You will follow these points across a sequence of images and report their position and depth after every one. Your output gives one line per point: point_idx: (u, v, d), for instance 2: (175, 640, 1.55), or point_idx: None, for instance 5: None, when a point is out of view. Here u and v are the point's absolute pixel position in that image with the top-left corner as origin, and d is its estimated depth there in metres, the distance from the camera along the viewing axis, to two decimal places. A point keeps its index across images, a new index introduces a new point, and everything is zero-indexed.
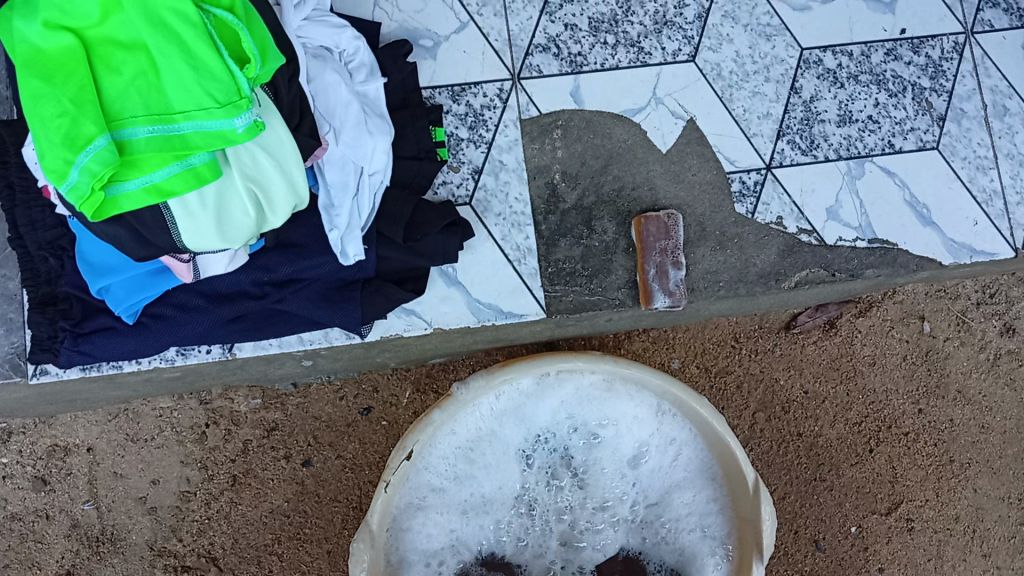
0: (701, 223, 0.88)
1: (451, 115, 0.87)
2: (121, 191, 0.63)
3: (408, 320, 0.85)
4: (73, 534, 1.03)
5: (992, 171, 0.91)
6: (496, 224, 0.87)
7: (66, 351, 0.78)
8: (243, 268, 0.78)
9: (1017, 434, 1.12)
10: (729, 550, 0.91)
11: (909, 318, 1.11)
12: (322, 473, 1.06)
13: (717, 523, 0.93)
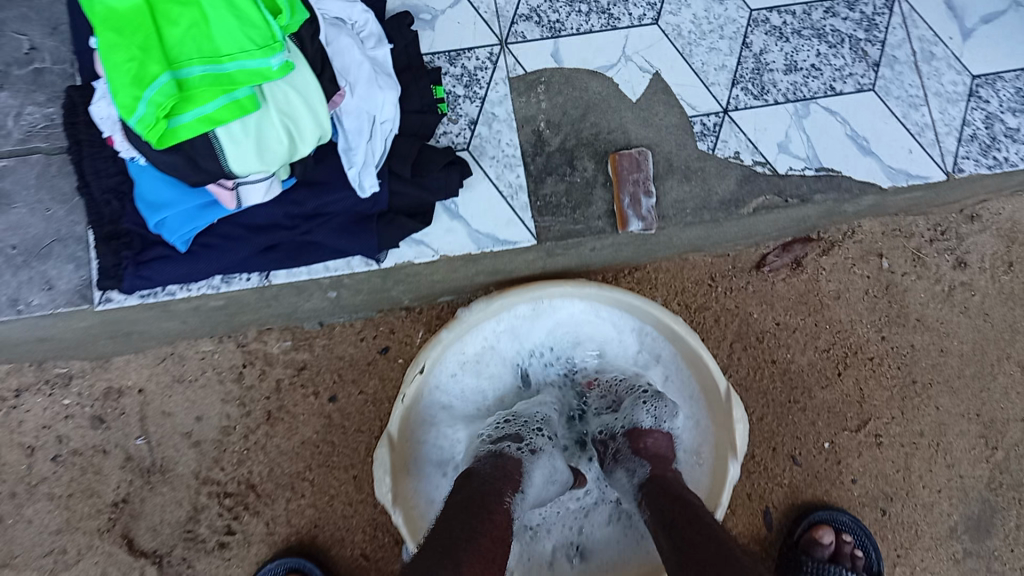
0: (668, 159, 1.01)
1: (449, 76, 1.02)
2: (179, 122, 0.77)
3: (417, 249, 0.99)
4: (128, 466, 1.16)
5: (923, 107, 1.04)
6: (491, 165, 1.01)
7: (130, 277, 0.93)
8: (277, 202, 0.92)
9: (975, 356, 1.23)
10: (706, 454, 1.04)
11: (869, 256, 1.23)
12: (347, 407, 1.18)
13: (696, 434, 1.05)
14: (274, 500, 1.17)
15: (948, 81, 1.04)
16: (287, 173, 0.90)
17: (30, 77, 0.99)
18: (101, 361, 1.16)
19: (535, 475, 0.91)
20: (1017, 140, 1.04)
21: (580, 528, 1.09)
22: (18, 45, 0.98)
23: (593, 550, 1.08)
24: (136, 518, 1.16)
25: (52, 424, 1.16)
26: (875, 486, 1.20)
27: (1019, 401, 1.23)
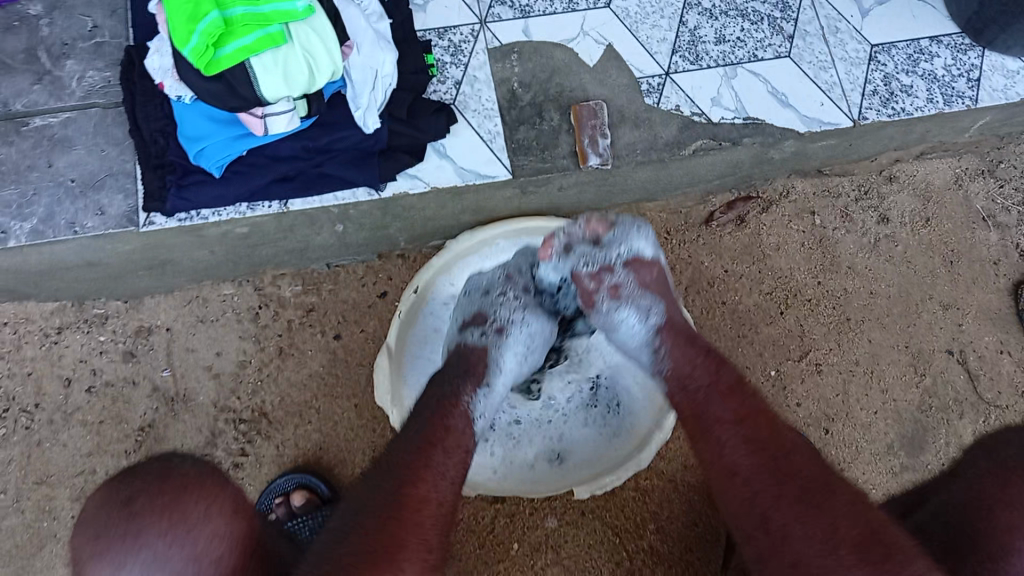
0: (621, 111, 1.22)
1: (438, 47, 1.22)
2: (222, 53, 0.99)
3: (411, 182, 1.18)
4: (155, 395, 1.30)
5: (831, 69, 1.26)
6: (473, 117, 1.20)
7: (172, 199, 1.12)
8: (295, 138, 1.13)
9: (901, 297, 1.40)
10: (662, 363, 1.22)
11: (802, 214, 1.40)
12: (349, 344, 1.33)
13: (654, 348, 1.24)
14: (285, 426, 1.30)
15: (851, 49, 1.26)
16: (305, 110, 1.08)
17: (91, 48, 1.19)
18: (134, 302, 1.32)
19: (504, 361, 0.97)
20: (911, 94, 1.26)
21: (560, 435, 1.23)
22: (81, 24, 1.20)
23: (572, 452, 1.22)
24: (161, 442, 1.30)
25: (89, 358, 1.30)
26: (818, 408, 1.36)
27: (942, 335, 1.40)
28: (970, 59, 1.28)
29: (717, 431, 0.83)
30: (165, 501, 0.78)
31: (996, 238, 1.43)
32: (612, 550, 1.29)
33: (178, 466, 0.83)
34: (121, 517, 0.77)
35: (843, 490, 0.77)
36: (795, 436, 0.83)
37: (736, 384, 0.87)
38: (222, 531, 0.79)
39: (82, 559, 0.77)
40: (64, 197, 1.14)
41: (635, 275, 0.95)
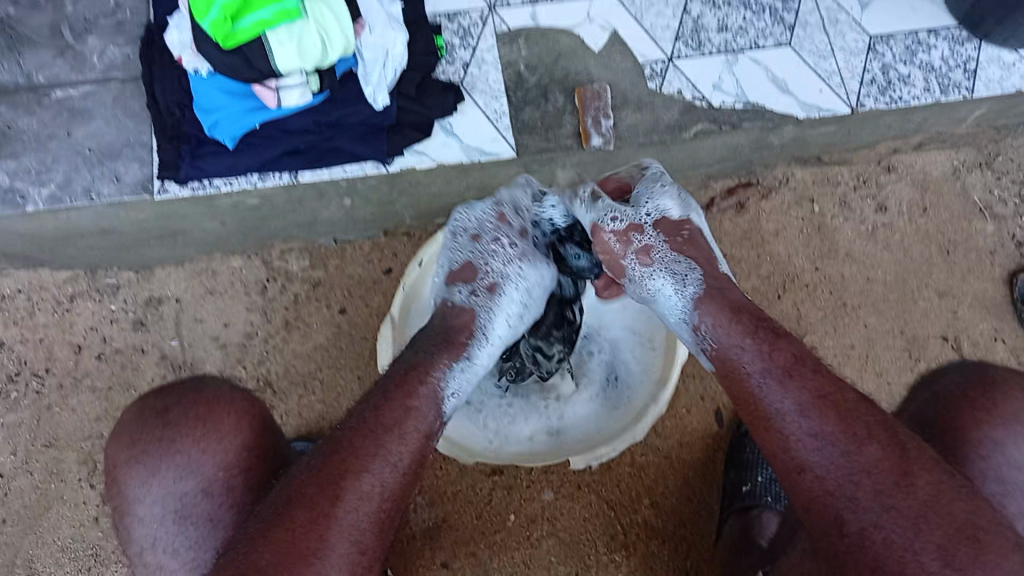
0: (624, 94, 1.25)
1: (448, 30, 1.25)
2: (239, 27, 1.03)
3: (418, 157, 1.21)
4: (163, 362, 1.33)
5: (831, 58, 1.28)
6: (480, 97, 1.23)
7: (186, 167, 1.16)
8: (307, 112, 1.15)
9: (897, 284, 1.43)
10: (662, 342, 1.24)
11: (801, 201, 1.42)
12: (355, 318, 1.35)
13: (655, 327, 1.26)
14: (289, 395, 1.34)
15: (851, 39, 1.29)
16: (317, 86, 1.11)
17: (112, 25, 1.21)
18: (145, 272, 1.34)
19: (496, 323, 0.99)
20: (909, 84, 1.29)
21: (560, 415, 1.27)
22: (104, 0, 1.22)
23: (570, 429, 1.26)
24: None
25: (100, 326, 1.33)
26: None
27: (937, 322, 1.42)
28: (967, 51, 1.30)
29: (784, 425, 0.82)
30: (197, 413, 0.92)
31: (993, 229, 1.45)
32: (607, 524, 1.31)
33: (204, 384, 0.96)
34: (157, 427, 0.91)
35: (921, 476, 0.76)
36: (870, 415, 0.81)
37: (795, 367, 0.84)
38: (242, 442, 0.92)
39: (121, 461, 0.91)
40: (81, 165, 1.18)
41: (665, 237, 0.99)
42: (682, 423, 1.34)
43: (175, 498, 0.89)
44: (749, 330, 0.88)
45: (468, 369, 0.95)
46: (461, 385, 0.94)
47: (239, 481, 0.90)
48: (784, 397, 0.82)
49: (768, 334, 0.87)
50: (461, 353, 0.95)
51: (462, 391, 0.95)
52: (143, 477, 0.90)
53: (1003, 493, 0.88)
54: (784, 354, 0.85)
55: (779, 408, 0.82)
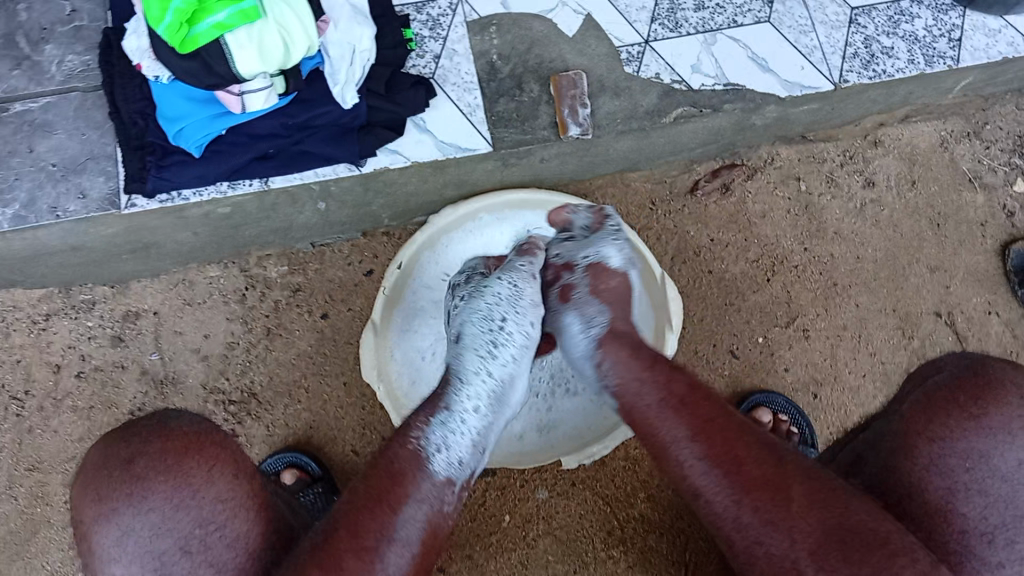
0: (600, 80, 1.21)
1: (417, 22, 1.21)
2: (197, 31, 0.97)
3: (392, 157, 1.18)
4: (144, 378, 1.31)
5: (812, 33, 1.25)
6: (453, 90, 1.20)
7: (153, 178, 1.12)
8: (273, 115, 1.12)
9: (888, 260, 1.40)
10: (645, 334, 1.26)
11: (787, 180, 1.39)
12: (337, 323, 1.32)
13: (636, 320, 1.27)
14: (274, 405, 1.31)
15: (832, 12, 1.26)
16: (282, 88, 1.08)
17: (71, 33, 1.19)
18: (120, 287, 1.32)
19: (466, 379, 0.95)
20: (892, 56, 1.25)
21: (548, 407, 1.24)
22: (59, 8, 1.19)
23: (560, 422, 1.23)
24: None
25: (77, 344, 1.30)
26: (805, 372, 1.37)
27: (930, 298, 1.40)
28: (952, 20, 1.28)
29: (676, 450, 0.81)
30: (169, 462, 0.80)
31: (983, 199, 1.42)
32: (604, 520, 1.30)
33: (176, 420, 0.84)
34: (125, 479, 0.79)
35: (797, 488, 0.77)
36: (750, 439, 0.81)
37: (686, 395, 0.85)
38: (225, 495, 0.81)
39: (88, 518, 0.79)
40: (44, 181, 1.14)
41: (589, 284, 0.97)
42: None
43: (152, 559, 0.78)
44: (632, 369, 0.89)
45: (449, 421, 0.91)
46: (446, 439, 0.89)
47: (223, 539, 0.79)
48: (671, 424, 0.83)
49: (657, 367, 0.89)
50: (439, 407, 0.92)
51: (450, 446, 0.89)
52: (116, 537, 0.78)
53: (985, 504, 0.77)
54: (670, 384, 0.86)
55: (669, 436, 0.82)
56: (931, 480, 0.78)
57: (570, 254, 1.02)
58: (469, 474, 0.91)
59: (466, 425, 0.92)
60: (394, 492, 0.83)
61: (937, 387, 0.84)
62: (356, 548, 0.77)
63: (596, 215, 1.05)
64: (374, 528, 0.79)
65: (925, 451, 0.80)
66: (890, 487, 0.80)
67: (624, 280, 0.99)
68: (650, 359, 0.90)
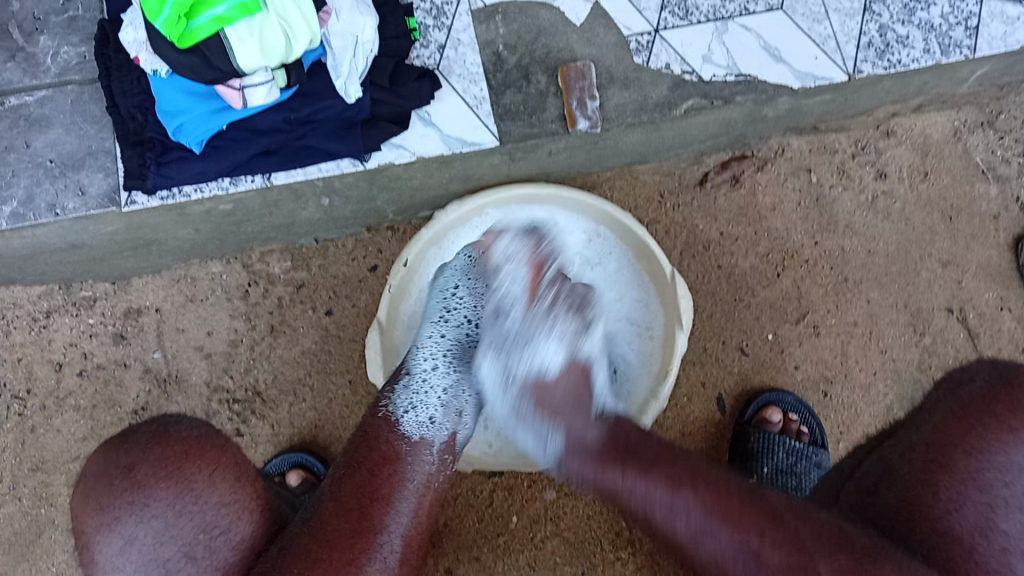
0: (609, 71, 1.19)
1: (420, 10, 1.17)
2: (196, 25, 0.96)
3: (397, 151, 1.15)
4: (147, 376, 1.29)
5: (825, 22, 1.22)
6: (458, 82, 1.17)
7: (153, 175, 1.10)
8: (276, 109, 1.09)
9: (900, 253, 1.38)
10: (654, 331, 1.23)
11: (798, 172, 1.37)
12: (341, 320, 1.30)
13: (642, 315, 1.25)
14: (279, 404, 1.29)
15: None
16: (283, 81, 1.04)
17: (64, 23, 1.15)
18: (121, 283, 1.29)
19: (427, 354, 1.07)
20: (908, 46, 1.23)
21: None
22: None
23: None
24: None
25: (79, 342, 1.29)
26: (816, 370, 1.36)
27: (942, 293, 1.38)
28: (969, 7, 1.24)
29: (698, 543, 0.78)
30: (169, 468, 0.76)
31: (997, 190, 1.40)
32: (612, 520, 1.28)
33: (176, 425, 0.81)
34: (126, 487, 0.75)
35: (823, 566, 0.72)
36: (760, 515, 0.77)
37: (679, 484, 0.80)
38: (228, 498, 0.78)
39: (89, 528, 0.75)
40: (42, 177, 1.12)
41: (534, 396, 0.97)
42: (685, 412, 1.35)
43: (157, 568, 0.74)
44: (618, 476, 0.83)
45: (410, 386, 0.99)
46: (411, 400, 0.97)
47: (228, 542, 0.77)
48: (681, 520, 0.79)
49: (637, 459, 0.83)
50: (401, 374, 1.02)
51: (417, 408, 0.96)
52: (119, 546, 0.74)
53: None
54: (663, 475, 0.81)
55: (684, 530, 0.79)
56: (970, 495, 0.75)
57: (507, 354, 1.02)
58: (447, 435, 0.97)
59: (426, 383, 1.02)
60: (373, 457, 0.87)
61: (971, 399, 0.80)
62: (341, 512, 0.80)
63: (532, 271, 1.07)
64: (354, 492, 0.83)
65: (962, 466, 0.76)
66: (925, 505, 0.76)
67: (571, 373, 0.98)
68: (640, 455, 0.84)
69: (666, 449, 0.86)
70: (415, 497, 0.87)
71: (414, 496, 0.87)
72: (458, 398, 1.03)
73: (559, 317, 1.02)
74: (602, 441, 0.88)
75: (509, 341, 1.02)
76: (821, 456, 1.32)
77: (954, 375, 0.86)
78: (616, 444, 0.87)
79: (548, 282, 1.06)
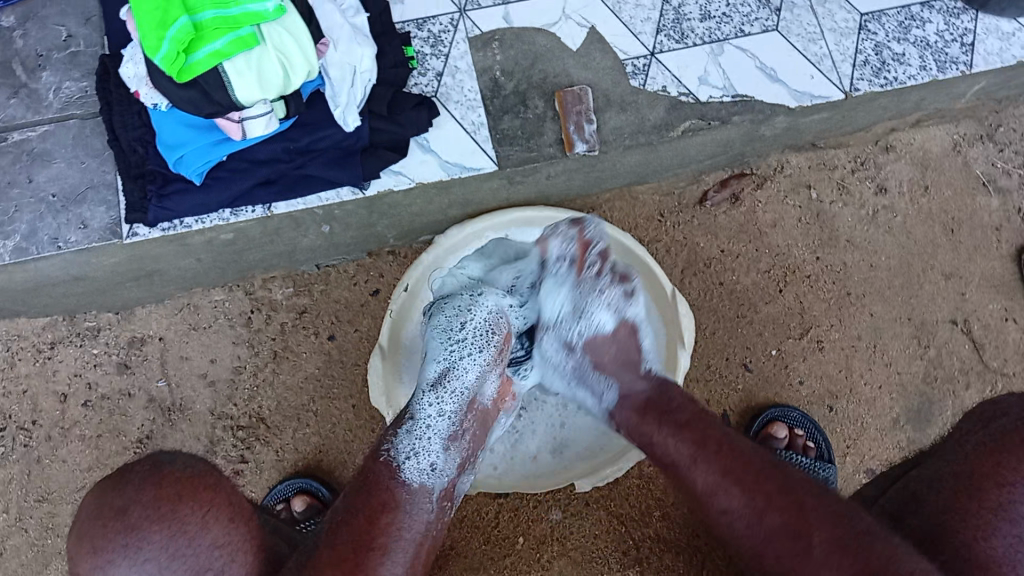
0: (606, 95, 1.19)
1: (417, 38, 1.18)
2: (195, 60, 0.96)
3: (396, 178, 1.16)
4: (151, 405, 1.29)
5: (820, 41, 1.23)
6: (456, 108, 1.18)
7: (154, 208, 1.11)
8: (276, 139, 1.10)
9: (901, 268, 1.38)
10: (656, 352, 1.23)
11: (798, 188, 1.37)
12: (344, 344, 1.30)
13: None
14: (283, 430, 1.30)
15: (841, 18, 1.23)
16: (283, 112, 1.06)
17: (66, 58, 1.16)
18: (125, 313, 1.30)
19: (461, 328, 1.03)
20: (904, 63, 1.23)
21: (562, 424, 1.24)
22: (55, 32, 1.17)
23: (573, 441, 1.23)
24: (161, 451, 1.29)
25: (83, 372, 1.29)
26: (820, 386, 1.36)
27: (945, 306, 1.38)
28: (964, 23, 1.25)
29: (711, 501, 0.83)
30: (162, 511, 0.77)
31: (998, 203, 1.40)
32: (618, 539, 1.29)
33: (170, 464, 0.80)
34: (118, 530, 0.75)
35: (819, 534, 0.74)
36: (773, 483, 0.80)
37: (701, 448, 0.85)
38: (222, 539, 0.78)
39: (83, 570, 0.75)
40: (45, 212, 1.13)
41: (590, 356, 1.01)
42: None
43: None
44: (655, 427, 0.91)
45: (415, 431, 0.96)
46: (415, 446, 0.95)
47: None
48: (699, 477, 0.84)
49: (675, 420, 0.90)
50: (404, 419, 0.98)
51: (420, 453, 0.95)
52: None
53: None
54: (691, 436, 0.87)
55: (701, 485, 0.84)
56: (1000, 525, 0.74)
57: (562, 324, 1.03)
58: (446, 482, 0.96)
59: (432, 428, 0.97)
60: (370, 504, 0.87)
61: (1004, 433, 0.79)
62: (335, 561, 0.79)
63: (580, 246, 1.03)
64: (350, 540, 0.82)
65: (994, 496, 0.76)
66: (952, 530, 0.76)
67: (623, 334, 1.01)
68: (675, 415, 0.91)
69: (706, 417, 0.90)
70: (411, 546, 0.87)
71: (411, 544, 0.87)
72: (467, 430, 1.01)
73: (607, 281, 1.02)
74: (642, 395, 0.96)
75: (568, 316, 1.03)
76: (829, 470, 1.31)
77: (985, 406, 0.84)
78: (656, 402, 0.94)
79: (600, 254, 1.03)
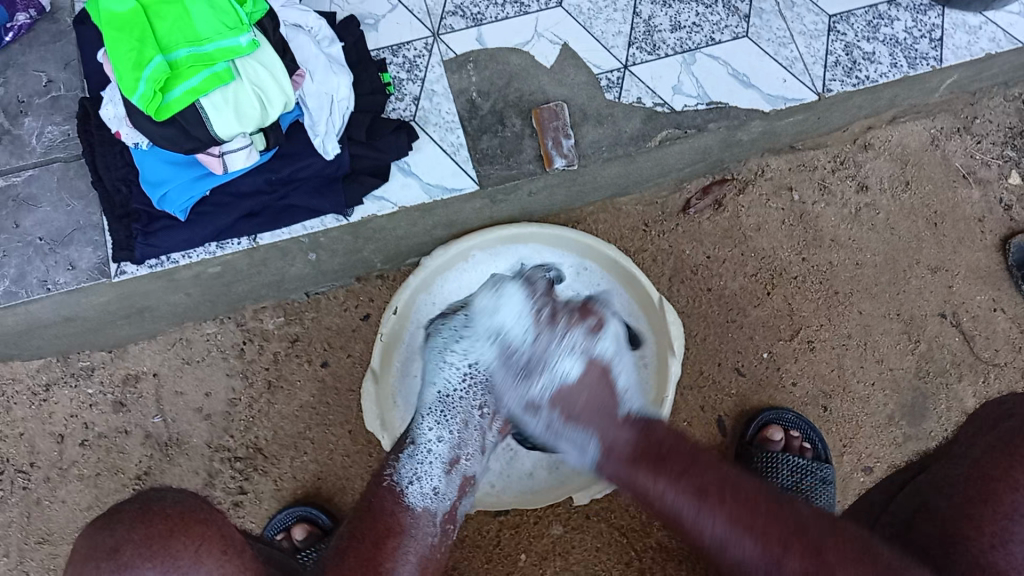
0: (583, 110, 1.20)
1: (393, 64, 1.20)
2: (171, 98, 0.97)
3: (379, 204, 1.17)
4: (148, 442, 1.30)
5: (791, 44, 1.24)
6: (435, 130, 1.19)
7: (140, 246, 1.12)
8: (258, 171, 1.12)
9: (888, 265, 1.39)
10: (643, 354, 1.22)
11: (780, 191, 1.37)
12: (338, 370, 1.31)
13: None
14: (281, 459, 1.30)
15: (810, 21, 1.25)
16: (263, 144, 1.07)
17: (47, 103, 1.17)
18: (118, 350, 1.30)
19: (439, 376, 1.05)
20: (875, 61, 1.25)
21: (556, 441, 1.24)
22: (35, 77, 1.18)
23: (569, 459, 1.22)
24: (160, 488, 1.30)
25: (79, 413, 1.29)
26: (814, 385, 1.37)
27: (934, 299, 1.38)
28: (931, 20, 1.27)
29: (723, 555, 0.78)
30: (153, 545, 0.73)
31: (978, 195, 1.41)
32: (622, 551, 1.29)
33: (160, 500, 0.78)
34: (110, 569, 0.71)
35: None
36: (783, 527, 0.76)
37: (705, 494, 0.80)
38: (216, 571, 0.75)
39: None
40: (33, 255, 1.14)
41: (559, 410, 0.91)
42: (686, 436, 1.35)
43: None
44: (650, 479, 0.83)
45: (416, 456, 0.99)
46: (417, 471, 0.97)
47: None
48: (706, 529, 0.78)
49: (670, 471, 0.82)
50: (407, 443, 1.01)
51: (421, 476, 0.97)
52: None
53: None
54: (691, 485, 0.81)
55: (710, 538, 0.78)
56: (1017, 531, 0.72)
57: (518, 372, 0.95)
58: (448, 504, 0.98)
59: (433, 451, 1.00)
60: (375, 530, 0.90)
61: (1013, 433, 0.78)
62: None
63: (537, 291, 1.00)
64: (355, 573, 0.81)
65: (1008, 500, 0.74)
66: (962, 538, 0.74)
67: (595, 378, 0.92)
68: (671, 461, 0.84)
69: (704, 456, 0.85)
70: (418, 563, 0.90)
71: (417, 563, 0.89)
72: (472, 441, 1.02)
73: (566, 324, 0.95)
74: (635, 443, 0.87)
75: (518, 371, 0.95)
76: (827, 470, 1.31)
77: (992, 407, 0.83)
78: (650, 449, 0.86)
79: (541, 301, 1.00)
